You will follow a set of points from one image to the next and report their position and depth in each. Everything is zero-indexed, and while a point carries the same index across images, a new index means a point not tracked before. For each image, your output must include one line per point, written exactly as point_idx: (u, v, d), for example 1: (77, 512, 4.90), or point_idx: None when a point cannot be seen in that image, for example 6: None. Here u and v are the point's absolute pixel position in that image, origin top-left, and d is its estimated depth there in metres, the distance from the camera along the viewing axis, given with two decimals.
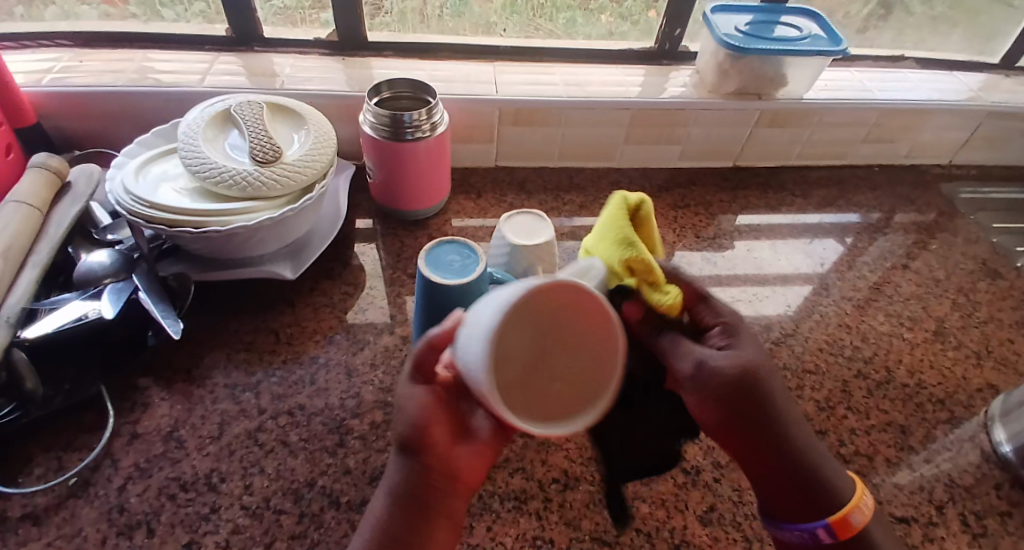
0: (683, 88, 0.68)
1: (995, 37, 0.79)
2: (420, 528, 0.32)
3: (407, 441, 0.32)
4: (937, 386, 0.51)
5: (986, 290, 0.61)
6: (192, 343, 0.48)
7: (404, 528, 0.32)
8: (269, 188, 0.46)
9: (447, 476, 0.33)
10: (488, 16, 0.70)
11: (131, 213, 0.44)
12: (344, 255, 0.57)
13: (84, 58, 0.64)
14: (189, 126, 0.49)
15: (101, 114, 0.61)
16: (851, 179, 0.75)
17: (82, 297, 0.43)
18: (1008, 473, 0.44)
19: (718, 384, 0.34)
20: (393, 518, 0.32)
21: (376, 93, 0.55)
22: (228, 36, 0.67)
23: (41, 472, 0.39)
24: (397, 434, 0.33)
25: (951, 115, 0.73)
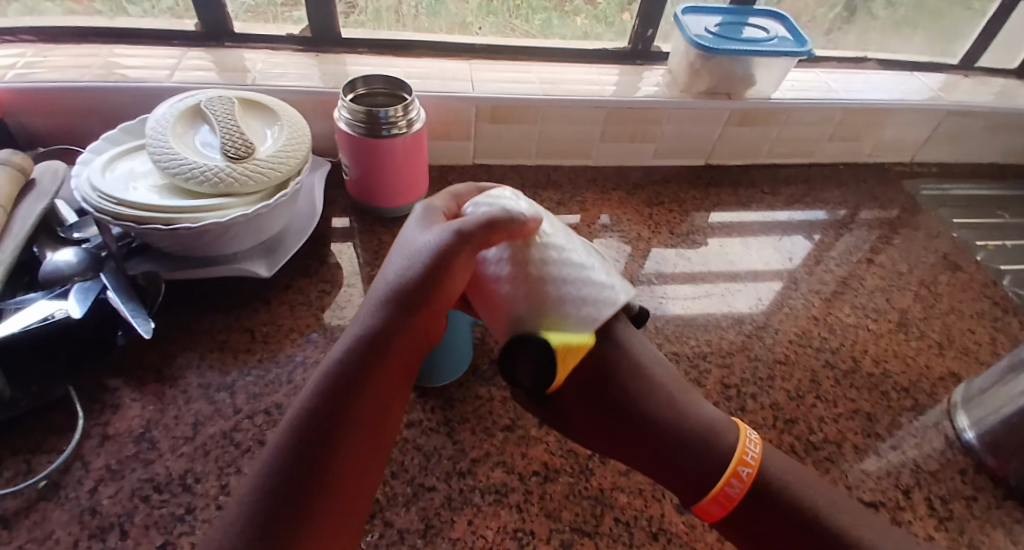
0: (657, 87, 0.70)
1: (951, 40, 0.83)
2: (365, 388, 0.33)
3: (409, 296, 0.36)
4: (900, 374, 0.53)
5: (946, 282, 0.64)
6: (164, 344, 0.47)
7: (352, 382, 0.33)
8: (243, 184, 0.45)
9: (421, 339, 0.37)
10: (465, 15, 0.71)
11: (98, 210, 0.43)
12: (320, 253, 0.57)
13: (47, 52, 0.62)
14: (158, 121, 0.48)
15: (66, 110, 0.59)
16: (818, 177, 0.78)
17: (48, 297, 0.42)
18: (972, 459, 0.46)
19: (579, 387, 0.41)
20: (362, 358, 0.34)
21: (351, 90, 0.55)
22: (198, 31, 0.66)
23: (7, 476, 0.38)
24: (395, 287, 0.36)
25: (912, 114, 0.76)
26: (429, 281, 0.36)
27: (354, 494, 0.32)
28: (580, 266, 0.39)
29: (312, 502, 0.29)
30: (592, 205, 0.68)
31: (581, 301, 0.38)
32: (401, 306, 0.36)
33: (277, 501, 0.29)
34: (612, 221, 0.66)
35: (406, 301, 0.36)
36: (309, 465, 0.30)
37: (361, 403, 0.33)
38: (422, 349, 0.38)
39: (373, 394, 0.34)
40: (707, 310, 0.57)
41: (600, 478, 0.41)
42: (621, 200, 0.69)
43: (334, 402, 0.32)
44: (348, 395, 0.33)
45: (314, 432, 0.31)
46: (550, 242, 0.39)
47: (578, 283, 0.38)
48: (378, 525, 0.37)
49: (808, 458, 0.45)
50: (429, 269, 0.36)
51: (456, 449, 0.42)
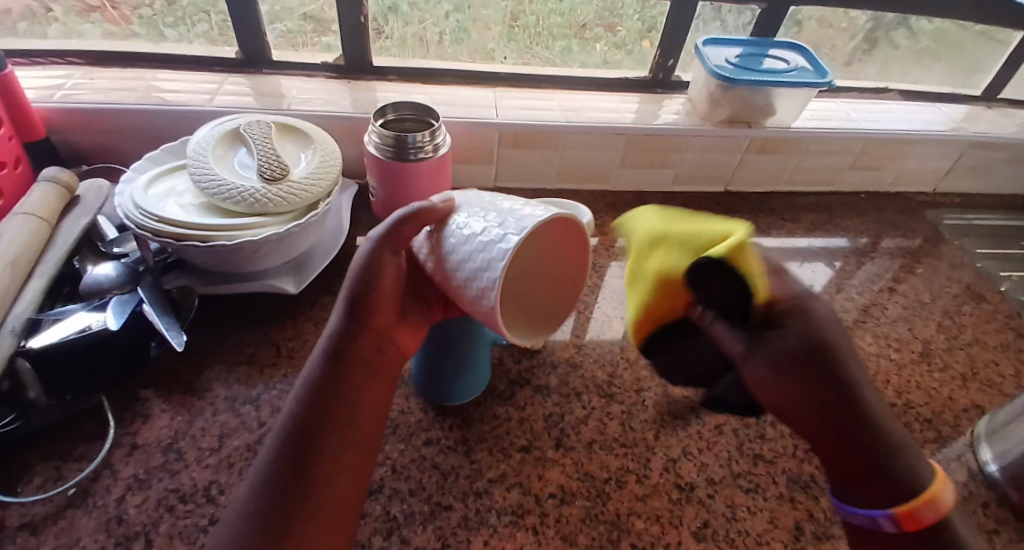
0: (676, 115, 0.71)
1: (974, 71, 0.83)
2: (348, 383, 0.36)
3: (362, 302, 0.37)
4: (924, 406, 0.52)
5: (971, 314, 0.63)
6: (193, 356, 0.48)
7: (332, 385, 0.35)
8: (276, 205, 0.47)
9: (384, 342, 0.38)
10: (488, 43, 0.73)
11: (139, 226, 0.45)
12: (345, 272, 0.58)
13: (94, 76, 0.66)
14: (199, 143, 0.51)
15: (110, 130, 0.62)
16: (838, 205, 0.78)
17: (87, 309, 0.44)
18: (995, 493, 0.45)
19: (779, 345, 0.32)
20: (338, 354, 0.36)
21: (381, 116, 0.57)
22: (235, 57, 0.69)
23: (41, 481, 0.39)
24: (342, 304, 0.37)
25: (934, 144, 0.76)
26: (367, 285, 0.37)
27: (349, 492, 0.33)
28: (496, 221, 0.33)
29: (299, 511, 0.31)
30: (611, 228, 0.69)
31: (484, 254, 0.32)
32: (353, 318, 0.37)
33: (268, 515, 0.30)
34: None
35: (354, 315, 0.37)
36: (292, 478, 0.32)
37: (329, 416, 0.34)
38: (388, 360, 0.38)
39: (346, 406, 0.35)
40: None
41: (618, 503, 0.41)
42: None
43: (319, 405, 0.34)
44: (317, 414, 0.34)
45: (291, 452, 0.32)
46: (466, 221, 0.34)
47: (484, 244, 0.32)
48: (395, 543, 0.37)
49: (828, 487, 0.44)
50: (364, 274, 0.37)
51: (473, 468, 0.43)
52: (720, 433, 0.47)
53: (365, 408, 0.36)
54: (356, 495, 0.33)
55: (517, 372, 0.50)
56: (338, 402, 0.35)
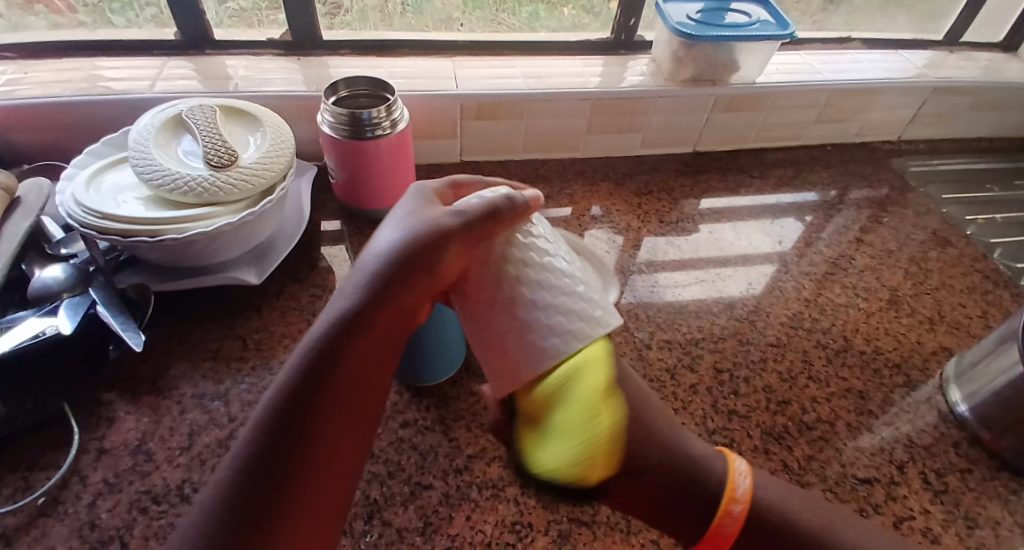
0: (641, 77, 0.69)
1: (937, 16, 0.83)
2: (361, 356, 0.33)
3: (405, 271, 0.35)
4: (892, 351, 0.53)
5: (937, 259, 0.64)
6: (157, 355, 0.47)
7: (342, 357, 0.32)
8: (228, 192, 0.45)
9: (409, 314, 0.36)
10: (448, 11, 0.70)
11: (84, 224, 0.43)
12: (310, 258, 0.57)
13: (30, 69, 0.62)
14: (140, 133, 0.48)
15: (50, 126, 0.59)
16: (806, 159, 0.78)
17: (39, 314, 0.42)
18: (964, 432, 0.47)
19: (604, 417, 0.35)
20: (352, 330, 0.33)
21: (333, 92, 0.55)
22: (178, 40, 0.65)
23: (7, 493, 0.38)
24: (376, 276, 0.35)
25: (899, 92, 0.76)
26: (423, 262, 0.35)
27: (342, 467, 0.32)
28: (565, 288, 0.33)
29: (292, 480, 0.30)
30: (582, 197, 0.68)
31: (556, 323, 0.32)
32: (383, 293, 0.34)
33: (255, 491, 0.29)
34: (602, 212, 0.66)
35: (384, 289, 0.34)
36: (284, 453, 0.30)
37: (335, 386, 0.32)
38: (402, 330, 0.36)
39: (354, 380, 0.33)
40: (699, 296, 0.57)
41: None
42: (610, 191, 0.69)
43: (325, 376, 0.32)
44: (323, 385, 0.32)
45: (295, 410, 0.31)
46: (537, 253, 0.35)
47: (566, 288, 0.33)
48: (376, 526, 0.37)
49: (801, 437, 0.45)
50: (420, 251, 0.35)
51: (452, 446, 0.42)
52: (694, 393, 0.47)
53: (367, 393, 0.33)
54: (339, 482, 0.32)
55: None
56: (342, 378, 0.32)
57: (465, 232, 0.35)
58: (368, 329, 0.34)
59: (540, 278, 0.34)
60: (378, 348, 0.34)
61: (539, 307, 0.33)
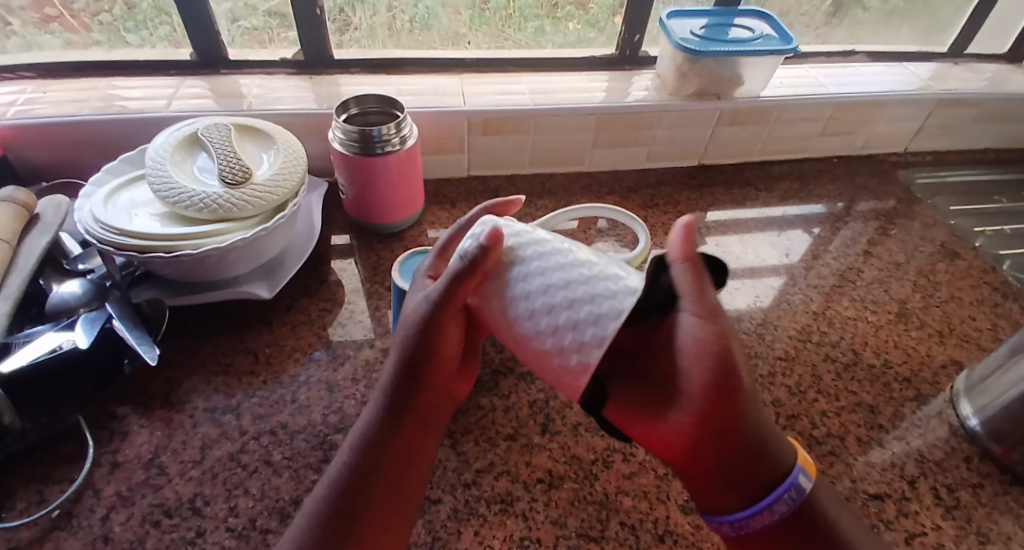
0: (646, 92, 0.70)
1: (940, 28, 0.83)
2: (400, 440, 0.37)
3: (419, 357, 0.37)
4: (902, 365, 0.53)
5: (946, 272, 0.64)
6: (170, 370, 0.48)
7: (381, 442, 0.36)
8: (241, 209, 0.46)
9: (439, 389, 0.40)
10: (456, 28, 0.71)
11: (101, 240, 0.44)
12: (320, 272, 0.58)
13: (47, 88, 0.63)
14: (156, 151, 0.49)
15: (67, 144, 0.61)
16: (812, 171, 0.78)
17: (56, 328, 0.43)
18: (975, 446, 0.46)
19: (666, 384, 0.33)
20: (387, 417, 0.37)
21: (344, 110, 0.56)
22: (192, 60, 0.67)
23: (22, 506, 0.38)
24: (399, 362, 0.38)
25: (903, 104, 0.76)
26: (431, 346, 0.37)
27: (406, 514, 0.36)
28: (564, 265, 0.32)
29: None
30: (589, 210, 0.69)
31: (576, 303, 0.31)
32: (411, 377, 0.38)
33: (335, 538, 0.33)
34: (609, 226, 0.67)
35: (412, 373, 0.38)
36: (353, 509, 0.34)
37: (382, 469, 0.35)
38: (437, 404, 0.40)
39: (396, 461, 0.36)
40: None
41: (604, 483, 0.42)
42: (616, 205, 0.70)
43: (370, 460, 0.36)
44: (376, 460, 0.36)
45: (348, 491, 0.35)
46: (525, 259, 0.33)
47: (571, 282, 0.31)
48: None
49: (811, 453, 0.45)
50: (423, 338, 0.37)
51: (460, 460, 0.43)
52: None
53: (411, 472, 0.37)
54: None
55: (500, 361, 0.50)
56: (384, 463, 0.36)
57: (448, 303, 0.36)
58: (406, 415, 0.37)
59: (537, 282, 0.32)
60: (418, 422, 0.38)
61: (551, 295, 0.31)
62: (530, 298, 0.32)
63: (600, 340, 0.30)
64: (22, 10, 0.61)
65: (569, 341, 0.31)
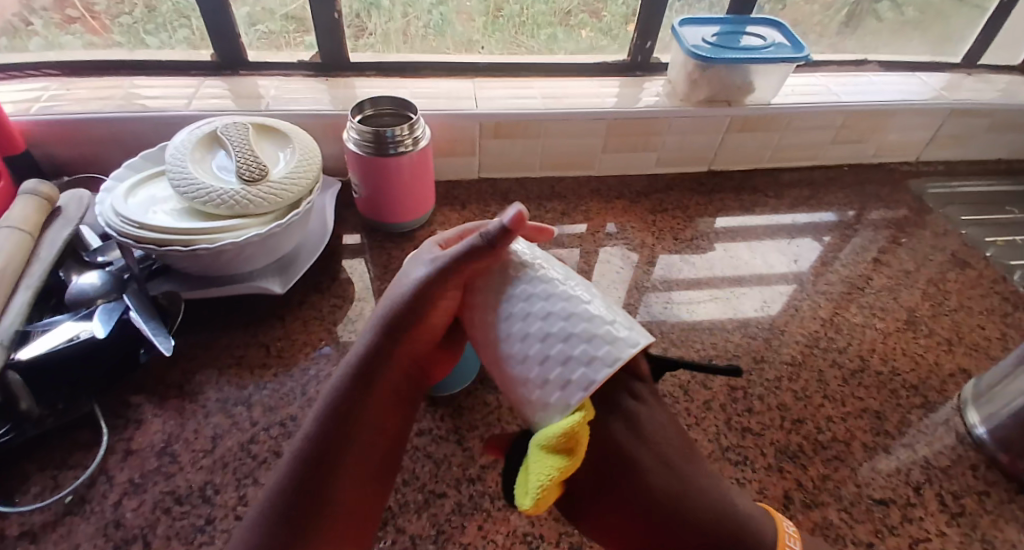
0: (656, 98, 0.71)
1: (954, 39, 0.83)
2: (370, 414, 0.37)
3: (398, 327, 0.38)
4: (909, 372, 0.52)
5: (956, 280, 0.63)
6: (183, 361, 0.49)
7: (350, 416, 0.36)
8: (257, 205, 0.47)
9: (410, 372, 0.40)
10: (470, 33, 0.73)
11: (122, 233, 0.45)
12: (332, 269, 0.59)
13: (70, 86, 0.65)
14: (177, 148, 0.50)
15: (90, 141, 0.62)
16: (822, 179, 0.78)
17: (75, 318, 0.44)
18: (982, 454, 0.46)
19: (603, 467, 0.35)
20: (355, 391, 0.37)
21: (358, 111, 0.57)
22: (212, 61, 0.69)
23: (37, 491, 0.39)
24: (377, 333, 0.38)
25: (915, 114, 0.76)
26: (412, 317, 0.38)
27: (375, 487, 0.36)
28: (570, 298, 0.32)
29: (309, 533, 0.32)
30: (597, 214, 0.69)
31: (572, 338, 0.30)
32: (386, 350, 0.38)
33: (303, 503, 0.33)
34: (617, 229, 0.67)
35: (378, 353, 0.38)
36: (314, 483, 0.34)
37: (348, 445, 0.35)
38: (407, 389, 0.40)
39: (361, 432, 0.36)
40: (712, 314, 0.57)
41: None
42: (625, 209, 0.70)
43: (336, 431, 0.35)
44: (343, 432, 0.35)
45: (310, 469, 0.34)
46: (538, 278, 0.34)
47: (570, 317, 0.31)
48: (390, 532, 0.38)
49: (816, 457, 0.45)
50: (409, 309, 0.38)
51: (465, 456, 0.43)
52: (707, 410, 0.48)
53: (376, 449, 0.37)
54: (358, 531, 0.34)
55: None
56: (349, 435, 0.35)
57: (442, 279, 0.37)
58: (374, 384, 0.37)
59: (539, 310, 0.32)
60: (388, 401, 0.38)
61: (552, 323, 0.31)
62: (528, 320, 0.32)
63: (584, 386, 0.29)
64: (45, 11, 0.63)
65: (543, 374, 0.30)
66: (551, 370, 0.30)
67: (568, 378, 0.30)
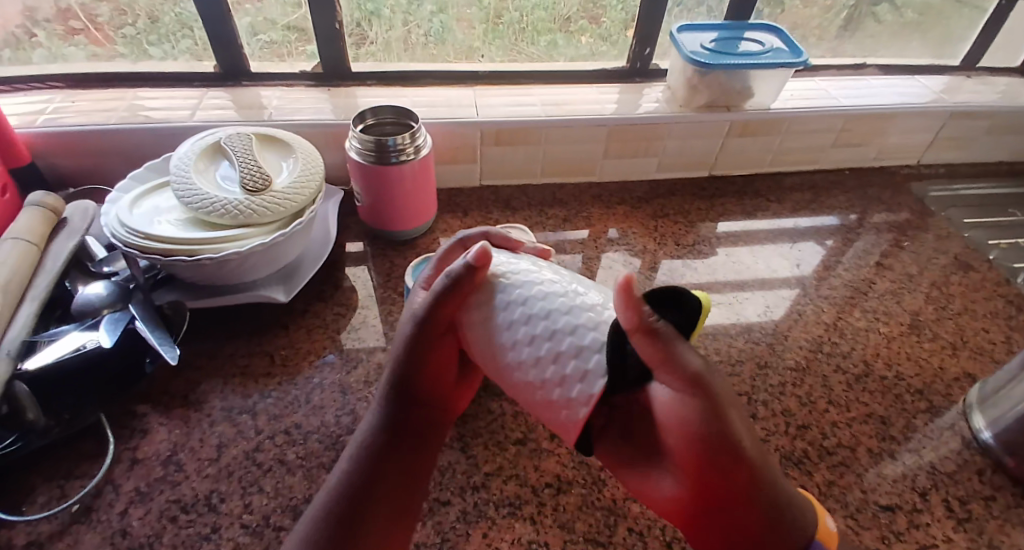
0: (656, 104, 0.71)
1: (952, 42, 0.83)
2: (395, 459, 0.37)
3: (408, 372, 0.38)
4: (914, 376, 0.52)
5: (959, 283, 0.63)
6: (189, 370, 0.49)
7: (376, 466, 0.36)
8: (261, 215, 0.48)
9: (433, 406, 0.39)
10: (470, 41, 0.73)
11: (127, 244, 0.46)
12: (335, 278, 0.59)
13: (75, 98, 0.66)
14: (181, 159, 0.51)
15: (95, 152, 0.63)
16: (823, 183, 0.78)
17: (81, 328, 0.44)
18: (988, 459, 0.46)
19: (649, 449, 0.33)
20: (377, 441, 0.37)
21: (360, 121, 0.57)
22: (215, 72, 0.69)
23: (44, 500, 0.39)
24: (390, 381, 0.38)
25: (916, 117, 0.76)
26: (419, 359, 0.38)
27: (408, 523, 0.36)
28: (548, 294, 0.32)
29: None
30: (599, 219, 0.70)
31: (558, 333, 0.31)
32: (402, 395, 0.38)
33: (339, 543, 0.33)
34: (619, 235, 0.67)
35: (401, 394, 0.38)
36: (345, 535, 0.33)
37: (375, 493, 0.35)
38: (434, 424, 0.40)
39: (390, 478, 0.36)
40: (715, 319, 0.57)
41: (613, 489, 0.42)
42: (626, 214, 0.70)
43: (363, 481, 0.35)
44: (369, 481, 0.35)
45: (340, 519, 0.34)
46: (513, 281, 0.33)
47: (550, 314, 0.31)
48: None
49: (821, 463, 0.45)
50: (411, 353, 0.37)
51: (470, 463, 0.43)
52: None
53: (407, 492, 0.36)
54: None
55: None
56: (376, 483, 0.35)
57: (431, 320, 0.36)
58: (398, 431, 0.37)
59: (521, 315, 0.32)
60: (418, 439, 0.38)
61: (535, 323, 0.31)
62: (512, 328, 0.32)
63: (594, 373, 0.30)
64: (48, 22, 0.64)
65: (545, 375, 0.31)
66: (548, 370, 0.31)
67: (574, 376, 0.30)
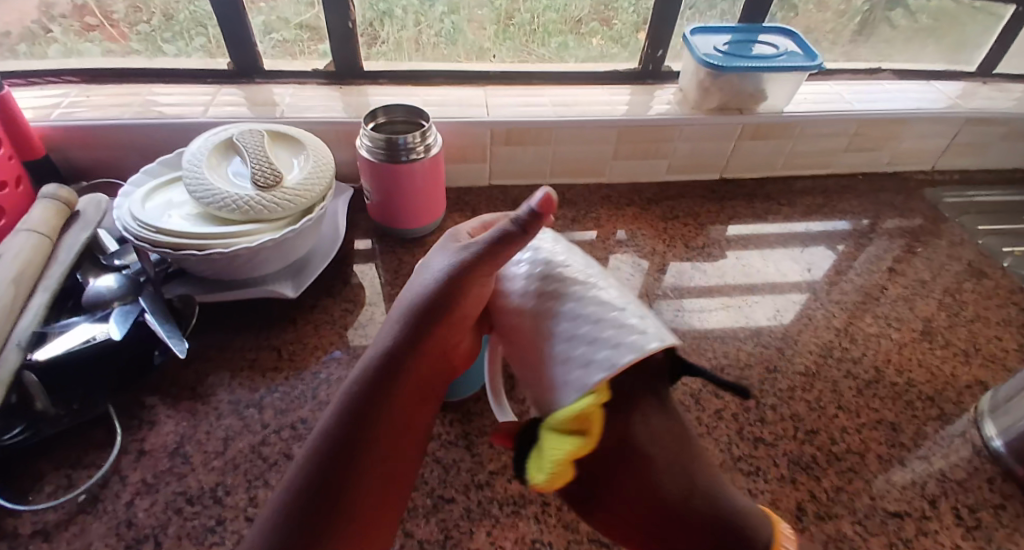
0: (667, 105, 0.71)
1: (969, 47, 0.82)
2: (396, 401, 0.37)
3: (433, 311, 0.39)
4: (925, 383, 0.52)
5: (972, 291, 0.62)
6: (198, 363, 0.49)
7: (375, 399, 0.36)
8: (271, 211, 0.48)
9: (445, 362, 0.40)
10: (481, 42, 0.73)
11: (139, 238, 0.46)
12: (343, 274, 0.59)
13: (90, 93, 0.66)
14: (193, 155, 0.51)
15: (109, 146, 0.64)
16: (835, 187, 0.77)
17: (90, 321, 0.44)
18: (998, 467, 0.45)
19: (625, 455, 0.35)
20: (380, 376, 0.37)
21: (371, 119, 0.57)
22: (228, 69, 0.70)
23: (51, 490, 0.40)
24: (411, 314, 0.39)
25: (931, 122, 0.75)
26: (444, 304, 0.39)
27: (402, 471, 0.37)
28: (601, 301, 0.33)
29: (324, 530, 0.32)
30: (607, 220, 0.69)
31: (599, 340, 0.31)
32: (417, 333, 0.38)
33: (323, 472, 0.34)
34: (628, 236, 0.67)
35: (421, 320, 0.39)
36: (332, 467, 0.34)
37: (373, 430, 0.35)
38: (436, 383, 0.40)
39: (386, 422, 0.36)
40: (725, 323, 0.57)
41: None
42: (635, 216, 0.70)
43: (359, 414, 0.36)
44: (365, 415, 0.36)
45: (330, 454, 0.34)
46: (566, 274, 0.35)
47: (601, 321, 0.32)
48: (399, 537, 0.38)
49: (829, 468, 0.44)
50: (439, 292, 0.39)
51: (474, 462, 0.43)
52: (718, 419, 0.47)
53: (400, 438, 0.36)
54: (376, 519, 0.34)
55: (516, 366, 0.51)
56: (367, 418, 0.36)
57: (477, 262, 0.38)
58: (405, 369, 0.38)
59: (570, 311, 0.33)
60: (422, 372, 0.39)
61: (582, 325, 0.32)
62: (577, 321, 0.33)
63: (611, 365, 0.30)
64: (64, 18, 0.65)
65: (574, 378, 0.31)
66: (588, 374, 0.31)
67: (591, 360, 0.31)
